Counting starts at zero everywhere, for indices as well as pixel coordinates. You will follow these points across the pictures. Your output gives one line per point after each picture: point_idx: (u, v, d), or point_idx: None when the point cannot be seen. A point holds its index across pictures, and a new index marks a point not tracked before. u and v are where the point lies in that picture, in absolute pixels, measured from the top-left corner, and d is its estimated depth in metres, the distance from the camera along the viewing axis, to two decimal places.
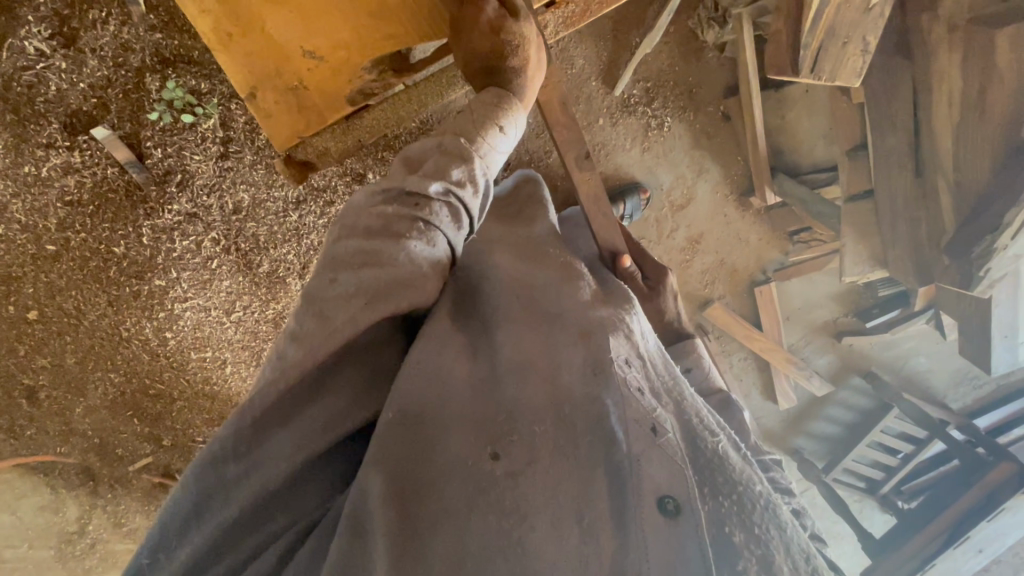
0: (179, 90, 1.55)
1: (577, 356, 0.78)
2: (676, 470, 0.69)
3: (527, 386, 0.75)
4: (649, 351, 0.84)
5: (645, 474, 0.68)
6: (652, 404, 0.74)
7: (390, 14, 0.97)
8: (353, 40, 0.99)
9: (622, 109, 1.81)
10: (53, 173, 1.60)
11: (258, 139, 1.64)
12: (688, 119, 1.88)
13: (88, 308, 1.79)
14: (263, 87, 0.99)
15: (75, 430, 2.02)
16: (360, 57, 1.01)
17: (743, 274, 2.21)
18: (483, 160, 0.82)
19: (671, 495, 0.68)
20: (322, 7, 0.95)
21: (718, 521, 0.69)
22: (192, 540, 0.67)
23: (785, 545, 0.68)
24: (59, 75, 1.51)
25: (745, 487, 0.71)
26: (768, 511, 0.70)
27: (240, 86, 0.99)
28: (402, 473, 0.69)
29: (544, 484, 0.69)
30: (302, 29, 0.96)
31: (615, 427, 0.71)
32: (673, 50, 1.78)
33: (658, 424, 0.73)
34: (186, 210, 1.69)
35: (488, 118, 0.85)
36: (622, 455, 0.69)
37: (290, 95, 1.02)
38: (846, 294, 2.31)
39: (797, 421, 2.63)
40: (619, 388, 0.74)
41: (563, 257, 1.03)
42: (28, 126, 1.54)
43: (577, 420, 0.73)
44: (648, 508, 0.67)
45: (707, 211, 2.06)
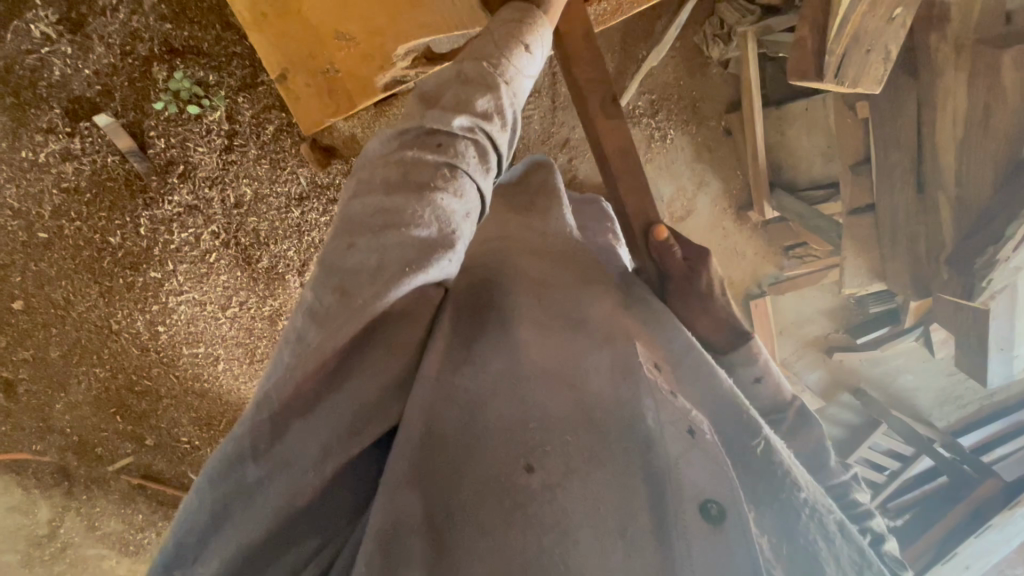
0: (186, 81, 1.54)
1: (604, 361, 0.78)
2: (720, 475, 0.69)
3: (558, 396, 0.73)
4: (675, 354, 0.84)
5: (685, 479, 0.69)
6: (686, 406, 0.76)
7: (424, 4, 1.00)
8: (388, 29, 1.03)
9: (627, 120, 1.84)
10: (51, 159, 1.57)
11: (264, 133, 1.63)
12: (690, 133, 1.92)
13: (78, 299, 1.74)
14: (296, 69, 1.08)
15: (54, 427, 1.95)
16: (392, 45, 1.04)
17: (739, 286, 2.24)
18: (509, 86, 0.77)
19: (716, 499, 0.68)
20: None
21: (764, 526, 0.73)
22: (223, 540, 0.65)
23: (835, 553, 0.72)
24: (64, 60, 1.49)
25: (789, 492, 0.74)
26: (813, 516, 0.73)
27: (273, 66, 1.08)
28: (435, 496, 0.68)
29: (585, 497, 0.66)
30: (339, 15, 1.03)
31: (651, 430, 0.72)
32: (679, 64, 1.82)
33: (694, 426, 0.74)
34: (187, 202, 1.66)
35: (510, 41, 0.80)
36: (661, 460, 0.70)
37: (321, 75, 1.09)
38: (836, 309, 2.36)
39: None
40: (653, 390, 0.75)
41: (574, 249, 1.00)
42: (29, 110, 1.51)
43: (608, 424, 0.72)
44: (690, 515, 0.67)
45: (704, 223, 2.09)
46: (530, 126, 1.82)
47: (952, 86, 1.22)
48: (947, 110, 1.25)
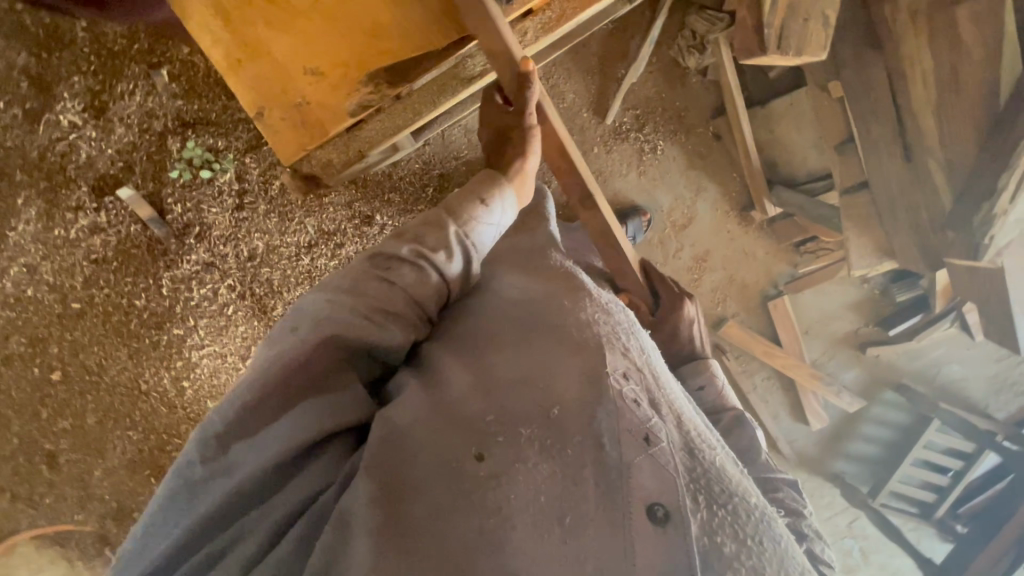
0: (198, 149, 1.67)
1: (571, 367, 0.77)
2: (666, 478, 0.67)
3: (521, 393, 0.75)
4: (645, 365, 0.84)
5: (635, 481, 0.66)
6: (647, 415, 0.73)
7: (382, 32, 1.04)
8: (351, 55, 1.05)
9: (615, 136, 1.89)
10: (80, 233, 1.70)
11: (271, 188, 1.73)
12: (680, 141, 1.95)
13: (109, 364, 1.83)
14: (270, 105, 1.08)
15: (93, 495, 1.98)
16: (357, 72, 1.06)
17: (754, 288, 2.20)
18: (461, 227, 0.83)
19: (661, 502, 0.65)
20: (320, 29, 1.04)
21: (711, 530, 0.65)
22: (178, 523, 0.66)
23: (780, 561, 0.68)
24: (89, 143, 1.64)
25: (739, 499, 0.70)
26: (761, 524, 0.69)
27: (250, 104, 1.08)
28: (394, 476, 0.68)
29: (530, 488, 0.66)
30: (305, 49, 1.05)
31: (604, 436, 0.70)
32: (658, 78, 1.88)
33: (651, 434, 0.71)
34: (204, 259, 1.76)
35: (480, 187, 0.88)
36: (612, 460, 0.68)
37: (293, 109, 1.08)
38: (863, 303, 2.26)
39: (831, 443, 2.49)
40: (615, 399, 0.73)
41: (560, 266, 1.04)
42: (60, 191, 1.66)
43: (563, 419, 0.72)
44: (639, 518, 0.64)
45: (708, 228, 2.08)
46: None
47: (915, 53, 1.26)
48: (918, 75, 1.26)
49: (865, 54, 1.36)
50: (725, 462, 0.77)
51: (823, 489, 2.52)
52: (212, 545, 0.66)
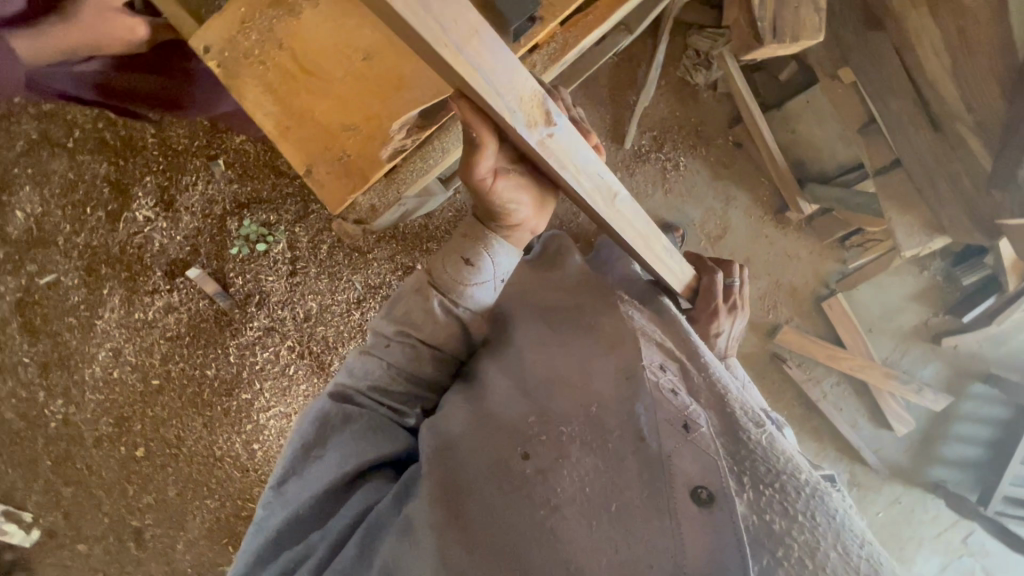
0: (253, 225, 1.84)
1: (609, 366, 0.84)
2: (708, 462, 0.67)
3: (563, 394, 0.80)
4: (683, 360, 0.89)
5: (674, 466, 0.67)
6: (685, 403, 0.75)
7: (407, 83, 1.14)
8: (383, 108, 1.15)
9: (637, 159, 1.95)
10: (157, 314, 1.87)
11: (320, 252, 1.86)
12: (701, 154, 1.99)
13: (187, 435, 1.94)
14: (316, 162, 1.18)
15: (177, 569, 2.05)
16: (388, 120, 1.15)
17: (804, 291, 2.13)
18: (441, 296, 0.88)
19: (705, 485, 0.65)
20: (354, 91, 1.15)
21: (758, 508, 0.65)
22: (264, 534, 0.79)
23: (837, 533, 0.65)
24: (161, 233, 1.84)
25: (789, 474, 0.70)
26: (814, 497, 0.67)
27: (299, 165, 1.18)
28: (448, 477, 0.75)
29: (578, 480, 0.69)
30: (343, 110, 1.16)
31: (644, 423, 0.72)
32: (670, 98, 1.95)
33: (690, 421, 0.72)
34: (265, 325, 1.88)
35: (465, 246, 0.87)
36: (652, 447, 0.69)
37: (338, 162, 1.17)
38: (927, 291, 2.15)
39: (925, 448, 2.29)
40: (651, 392, 0.76)
41: (598, 282, 1.15)
42: (139, 278, 1.85)
43: (604, 414, 0.76)
44: (686, 499, 0.64)
45: (745, 235, 2.06)
46: None
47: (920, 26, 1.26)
48: (926, 47, 1.27)
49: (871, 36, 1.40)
50: (773, 441, 0.76)
51: (927, 501, 2.28)
52: (292, 553, 0.77)
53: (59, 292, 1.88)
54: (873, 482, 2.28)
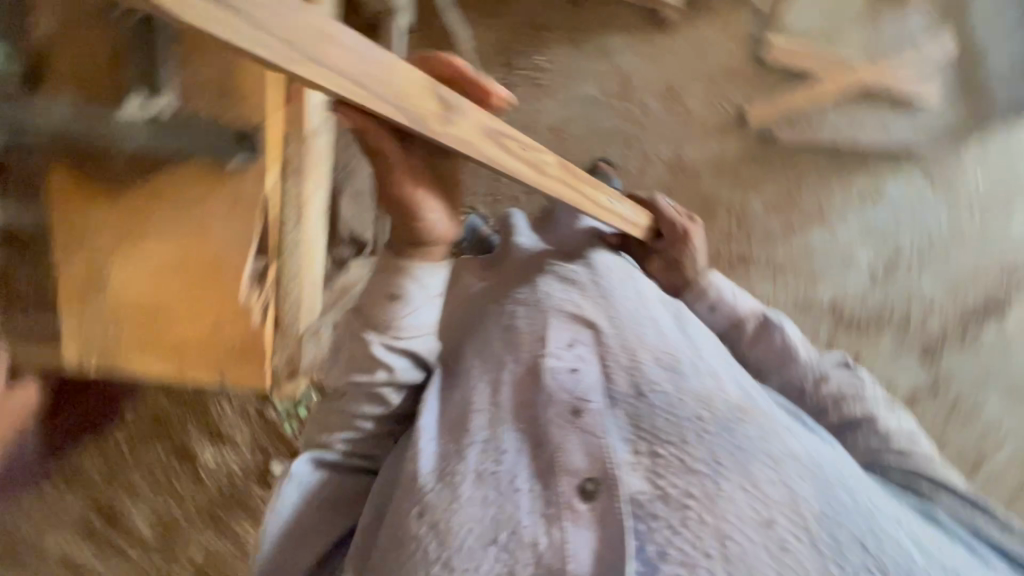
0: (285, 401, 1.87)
1: (513, 372, 1.04)
2: (594, 454, 0.92)
3: (465, 418, 0.99)
4: (588, 329, 1.09)
5: (566, 460, 0.92)
6: (583, 393, 1.00)
7: (214, 220, 0.98)
8: (220, 261, 0.98)
9: (504, 89, 1.88)
10: None
11: None
12: (553, 37, 1.88)
13: None
14: (222, 361, 1.01)
15: None
16: (234, 288, 0.99)
17: (738, 63, 2.01)
18: (389, 336, 0.98)
19: (590, 478, 0.90)
20: (185, 274, 0.98)
21: (651, 483, 0.89)
22: None
23: (744, 478, 0.90)
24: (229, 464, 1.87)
25: (695, 436, 0.94)
26: (702, 438, 0.93)
27: (211, 376, 1.02)
28: (388, 537, 0.93)
29: (476, 496, 0.90)
30: (195, 298, 0.99)
31: (547, 423, 0.97)
32: (486, 20, 1.85)
33: (578, 409, 0.97)
34: None
35: (388, 283, 0.96)
36: (551, 447, 0.94)
37: (233, 345, 1.00)
38: None
39: (966, 90, 2.07)
40: (553, 388, 1.00)
41: (521, 255, 1.26)
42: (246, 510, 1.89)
43: (535, 423, 0.97)
44: (575, 498, 0.89)
45: (648, 65, 1.95)
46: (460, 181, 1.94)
47: None
48: None
49: None
50: (676, 399, 0.99)
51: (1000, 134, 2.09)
52: None
53: None
54: (946, 159, 2.09)
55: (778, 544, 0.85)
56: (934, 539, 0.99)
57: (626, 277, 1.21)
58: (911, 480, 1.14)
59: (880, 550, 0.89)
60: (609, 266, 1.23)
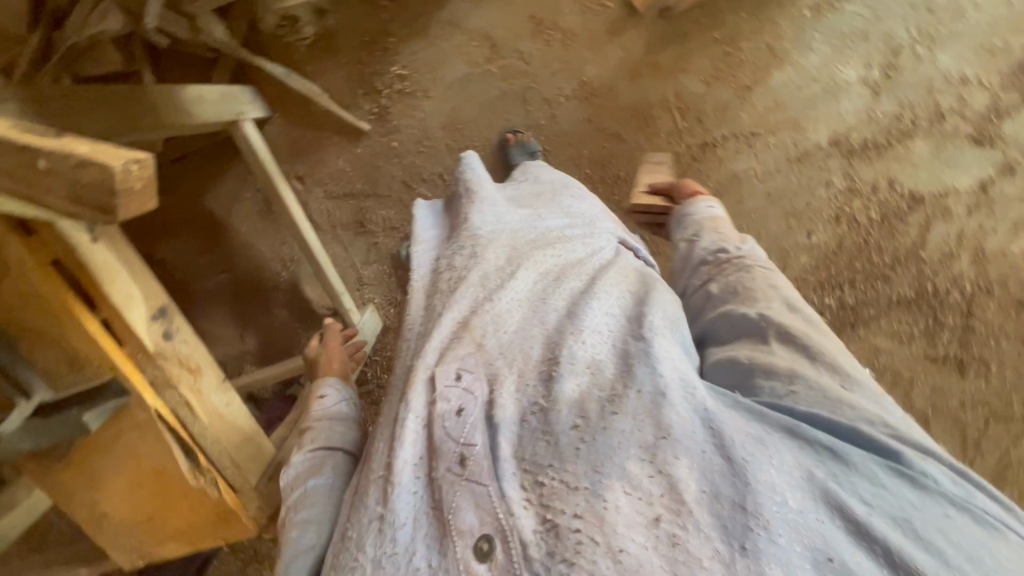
0: None
1: (393, 429, 0.81)
2: (484, 503, 0.69)
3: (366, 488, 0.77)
4: (486, 347, 0.86)
5: (459, 513, 0.69)
6: (474, 419, 0.77)
7: (134, 445, 1.06)
8: (159, 469, 1.08)
9: (383, 116, 1.85)
10: None
11: None
12: (397, 42, 1.79)
13: None
14: (217, 532, 1.15)
15: None
16: (183, 480, 1.09)
17: None
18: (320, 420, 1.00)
19: (483, 532, 0.67)
20: (145, 488, 1.11)
21: (551, 535, 0.65)
22: None
23: (699, 492, 0.67)
24: None
25: (620, 447, 0.70)
26: (603, 444, 0.70)
27: (218, 541, 1.17)
28: None
29: (396, 558, 0.69)
30: (166, 500, 1.12)
31: (430, 488, 0.73)
32: (328, 64, 1.81)
33: (464, 451, 0.74)
34: None
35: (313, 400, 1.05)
36: (443, 482, 0.72)
37: (215, 519, 1.13)
38: None
39: None
40: (440, 430, 0.76)
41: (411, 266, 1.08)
42: None
43: (429, 465, 0.76)
44: (465, 555, 0.66)
45: (499, 15, 1.79)
46: (394, 216, 1.94)
47: None
48: None
49: None
50: (592, 402, 0.76)
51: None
52: None
53: None
54: None
55: (675, 551, 0.62)
56: (833, 475, 0.68)
57: (512, 271, 0.98)
58: (777, 371, 0.81)
59: (760, 503, 0.64)
60: (496, 255, 1.01)
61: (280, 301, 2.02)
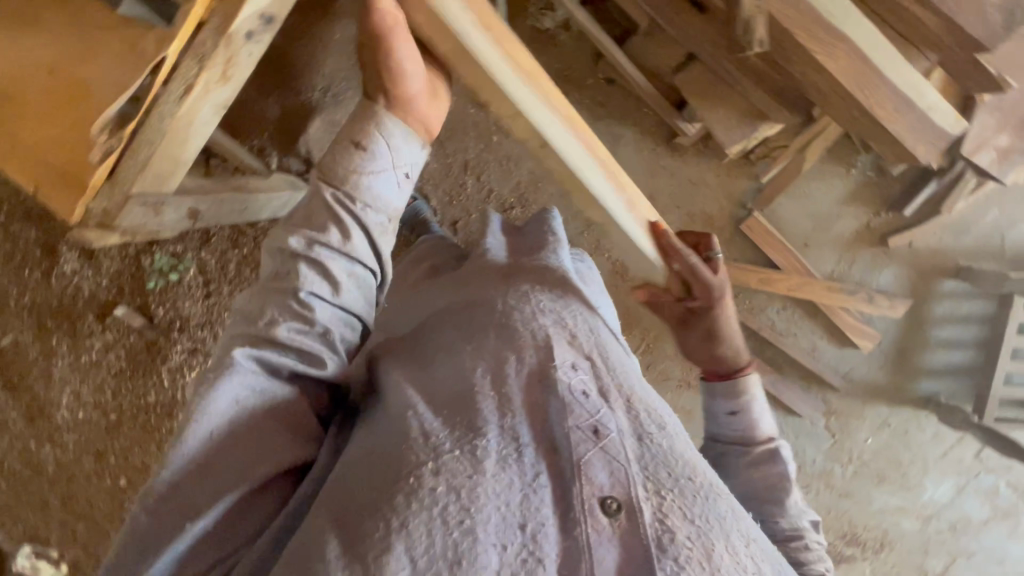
0: (165, 258, 2.00)
1: (519, 366, 0.89)
2: (617, 469, 0.78)
3: (476, 394, 0.84)
4: (597, 360, 0.96)
5: (588, 473, 0.76)
6: (595, 406, 0.85)
7: (99, 51, 0.91)
8: (88, 88, 0.92)
9: (509, 119, 1.95)
10: (99, 353, 2.04)
11: (228, 271, 2.01)
12: (575, 100, 1.93)
13: (150, 459, 2.10)
14: (40, 175, 0.96)
15: None
16: (89, 122, 0.92)
17: (722, 219, 1.99)
18: (341, 193, 0.87)
19: (613, 495, 0.75)
20: (55, 79, 0.93)
21: (659, 513, 0.75)
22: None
23: (751, 552, 0.79)
24: (87, 279, 2.02)
25: (705, 491, 0.82)
26: (707, 503, 0.80)
27: (26, 179, 0.97)
28: (343, 504, 0.73)
29: (520, 469, 0.76)
30: (48, 107, 0.94)
31: (556, 436, 0.80)
32: (526, 50, 1.89)
33: (598, 428, 0.82)
34: (189, 347, 2.01)
35: (355, 132, 0.89)
36: (567, 453, 0.78)
37: (55, 166, 0.95)
38: (862, 190, 1.93)
39: (901, 360, 2.08)
40: (564, 396, 0.85)
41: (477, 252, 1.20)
42: (78, 325, 2.03)
43: (546, 427, 0.82)
44: (596, 508, 0.74)
45: (642, 173, 1.98)
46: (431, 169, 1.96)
47: None
48: None
49: None
50: (679, 447, 0.88)
51: (899, 411, 2.12)
52: None
53: (19, 350, 2.08)
54: (851, 409, 2.13)
55: None
56: None
57: (607, 322, 1.09)
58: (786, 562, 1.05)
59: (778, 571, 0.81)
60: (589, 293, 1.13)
61: (283, 105, 1.87)
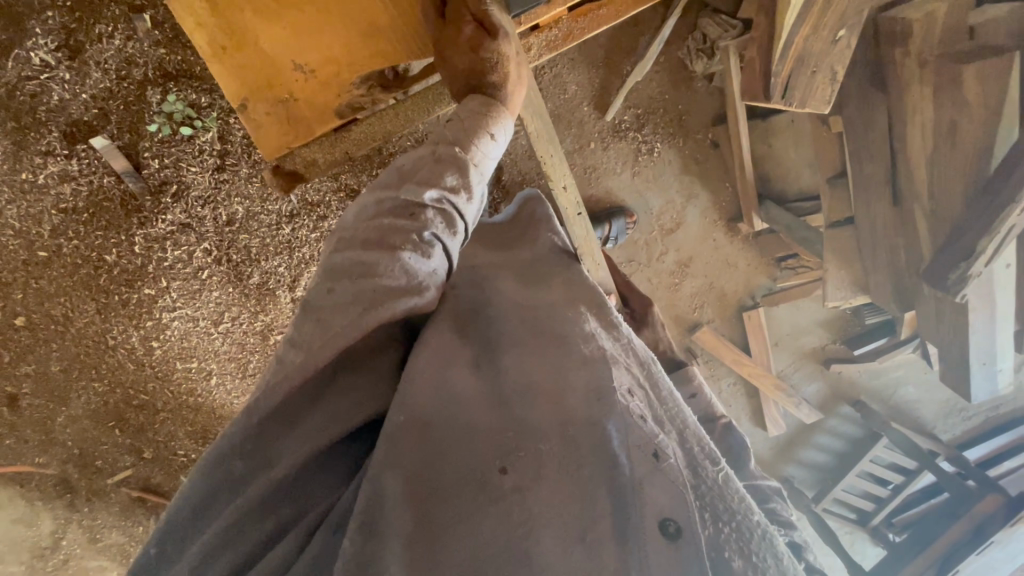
0: (179, 104, 1.59)
1: (581, 378, 0.73)
2: (677, 493, 0.64)
3: (530, 398, 0.70)
4: (653, 380, 0.79)
5: (648, 498, 0.63)
6: (654, 429, 0.69)
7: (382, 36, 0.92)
8: (344, 55, 0.93)
9: (614, 134, 1.89)
10: (49, 179, 1.62)
11: (254, 152, 1.68)
12: (678, 145, 1.94)
13: (76, 315, 1.76)
14: (254, 98, 0.94)
15: (55, 441, 1.87)
16: (349, 73, 0.94)
17: (732, 297, 2.23)
18: (477, 168, 0.77)
19: (673, 518, 0.62)
20: (311, 21, 0.91)
21: (716, 544, 0.63)
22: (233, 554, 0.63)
23: None
24: (62, 85, 1.54)
25: (746, 517, 0.67)
26: (764, 540, 0.66)
27: (232, 95, 0.93)
28: (423, 479, 0.64)
29: (567, 488, 0.63)
30: (293, 41, 0.91)
31: (616, 448, 0.66)
32: (663, 78, 1.86)
33: (660, 450, 0.67)
34: (179, 221, 1.70)
35: (484, 118, 0.80)
36: (625, 476, 0.64)
37: (280, 107, 0.95)
38: (835, 319, 2.32)
39: (785, 449, 2.61)
40: (622, 414, 0.69)
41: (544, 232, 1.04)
42: (29, 134, 1.57)
43: (593, 443, 0.66)
44: (651, 537, 0.60)
45: (695, 235, 2.10)
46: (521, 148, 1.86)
47: (918, 105, 1.35)
48: (915, 124, 1.36)
49: (874, 94, 1.47)
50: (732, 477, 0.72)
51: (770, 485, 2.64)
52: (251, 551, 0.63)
53: None
54: None
55: None
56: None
57: None
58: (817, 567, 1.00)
59: None
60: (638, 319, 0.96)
61: None
